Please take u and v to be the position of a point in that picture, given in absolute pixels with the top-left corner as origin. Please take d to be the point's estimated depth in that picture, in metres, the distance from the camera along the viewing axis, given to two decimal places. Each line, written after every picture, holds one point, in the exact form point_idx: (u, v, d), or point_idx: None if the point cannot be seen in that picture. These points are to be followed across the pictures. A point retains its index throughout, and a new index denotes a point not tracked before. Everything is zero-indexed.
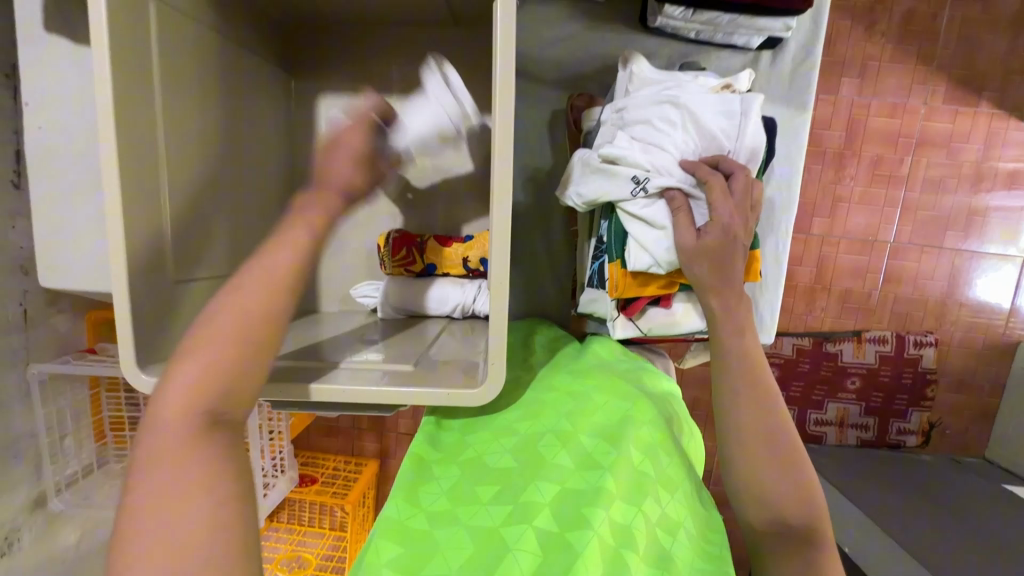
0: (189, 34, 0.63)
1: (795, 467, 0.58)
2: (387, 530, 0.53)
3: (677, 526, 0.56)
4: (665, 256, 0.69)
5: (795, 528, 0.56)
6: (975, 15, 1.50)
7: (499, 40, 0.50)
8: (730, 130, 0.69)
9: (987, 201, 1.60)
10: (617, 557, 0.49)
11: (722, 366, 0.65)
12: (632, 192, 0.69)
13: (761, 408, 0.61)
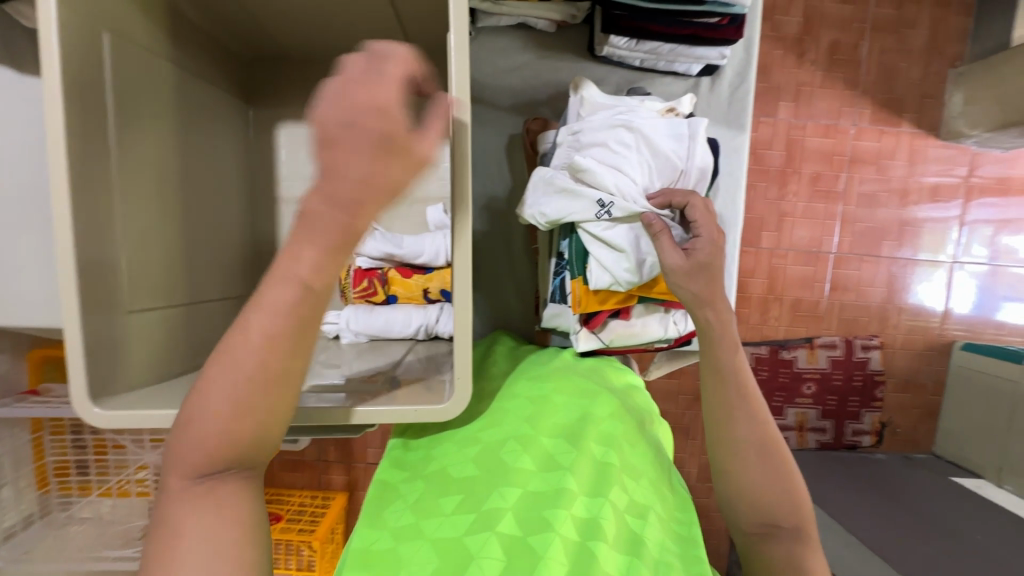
0: (145, 64, 0.63)
1: (786, 471, 0.60)
2: (354, 560, 0.53)
3: (648, 510, 0.57)
4: (624, 276, 0.71)
5: (784, 529, 0.58)
6: (891, 45, 1.66)
7: (454, 73, 0.53)
8: (681, 151, 0.73)
9: (915, 213, 1.73)
10: (582, 549, 0.50)
11: (720, 380, 0.63)
12: (597, 214, 0.71)
13: (752, 413, 0.62)
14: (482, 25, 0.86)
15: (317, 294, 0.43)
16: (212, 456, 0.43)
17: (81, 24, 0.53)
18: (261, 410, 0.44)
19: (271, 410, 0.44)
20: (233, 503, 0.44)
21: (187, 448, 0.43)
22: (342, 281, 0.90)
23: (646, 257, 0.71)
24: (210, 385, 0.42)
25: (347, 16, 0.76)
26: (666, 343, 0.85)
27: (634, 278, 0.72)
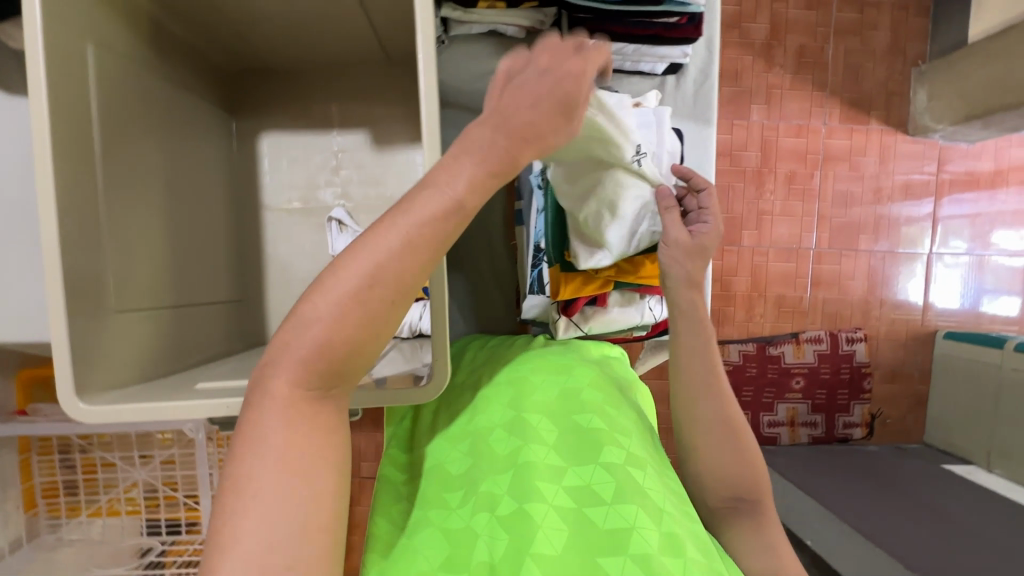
0: (129, 75, 0.66)
1: (744, 451, 0.66)
2: (376, 548, 0.61)
3: (645, 463, 0.59)
4: (616, 244, 0.70)
5: (748, 500, 0.65)
6: (854, 47, 1.72)
7: (422, 75, 0.56)
8: (669, 143, 0.77)
9: (889, 208, 1.78)
10: (578, 515, 0.54)
11: (687, 364, 0.68)
12: (633, 157, 0.67)
13: (718, 398, 0.67)
14: (453, 33, 0.88)
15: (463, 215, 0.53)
16: (309, 361, 0.49)
17: (66, 40, 0.56)
18: (369, 323, 0.50)
19: (380, 318, 0.50)
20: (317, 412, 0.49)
21: (304, 334, 0.48)
22: None
23: (637, 231, 0.71)
24: (344, 274, 0.49)
25: (324, 27, 0.80)
26: (646, 331, 0.87)
27: (623, 248, 0.71)
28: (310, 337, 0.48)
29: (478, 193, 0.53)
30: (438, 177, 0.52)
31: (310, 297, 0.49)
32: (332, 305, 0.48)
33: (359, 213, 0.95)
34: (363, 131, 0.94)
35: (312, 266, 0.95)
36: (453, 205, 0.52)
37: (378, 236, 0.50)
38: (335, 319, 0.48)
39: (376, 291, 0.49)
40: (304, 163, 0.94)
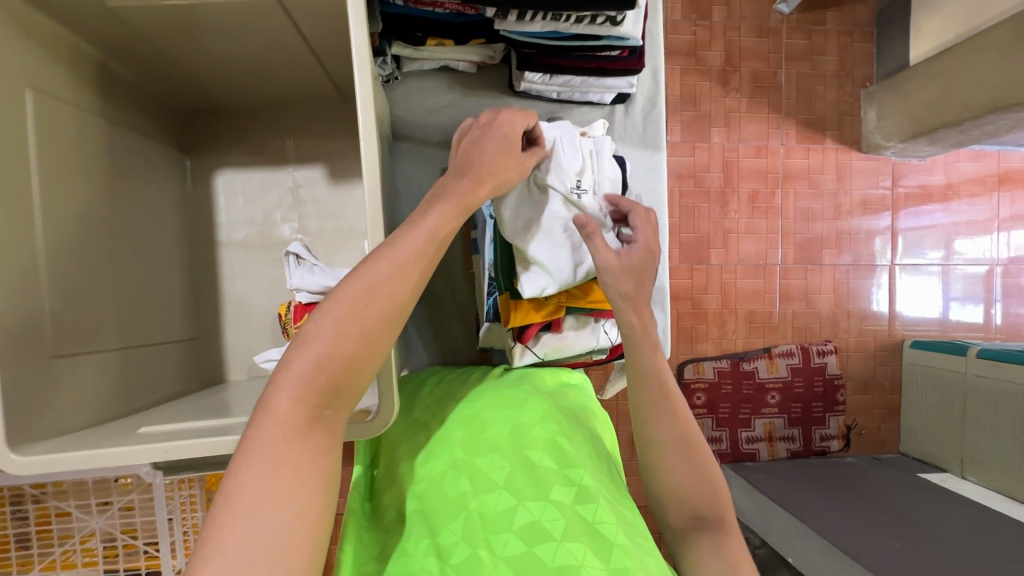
0: (68, 117, 0.65)
1: (705, 469, 0.65)
2: None
3: (598, 495, 0.59)
4: (558, 273, 0.72)
5: (710, 520, 0.64)
6: (806, 71, 1.79)
7: (362, 119, 0.57)
8: (615, 178, 0.79)
9: (850, 222, 1.84)
10: (528, 558, 0.53)
11: (642, 382, 0.68)
12: (572, 192, 0.73)
13: (675, 417, 0.67)
14: (406, 68, 0.91)
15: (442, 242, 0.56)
16: (313, 381, 0.48)
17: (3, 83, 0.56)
18: (367, 338, 0.50)
19: (378, 333, 0.51)
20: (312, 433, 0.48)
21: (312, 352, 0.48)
22: (282, 318, 0.90)
23: (580, 261, 0.73)
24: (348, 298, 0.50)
25: (274, 67, 0.82)
26: (604, 353, 0.89)
27: (567, 276, 0.72)
28: (309, 353, 0.48)
29: (455, 219, 0.57)
30: (430, 207, 0.57)
31: (314, 316, 0.49)
32: (341, 324, 0.49)
33: (317, 246, 0.96)
34: (319, 165, 0.96)
35: (269, 300, 0.95)
36: (432, 231, 0.55)
37: (377, 257, 0.52)
38: (335, 335, 0.49)
39: (373, 307, 0.50)
40: (260, 199, 0.95)
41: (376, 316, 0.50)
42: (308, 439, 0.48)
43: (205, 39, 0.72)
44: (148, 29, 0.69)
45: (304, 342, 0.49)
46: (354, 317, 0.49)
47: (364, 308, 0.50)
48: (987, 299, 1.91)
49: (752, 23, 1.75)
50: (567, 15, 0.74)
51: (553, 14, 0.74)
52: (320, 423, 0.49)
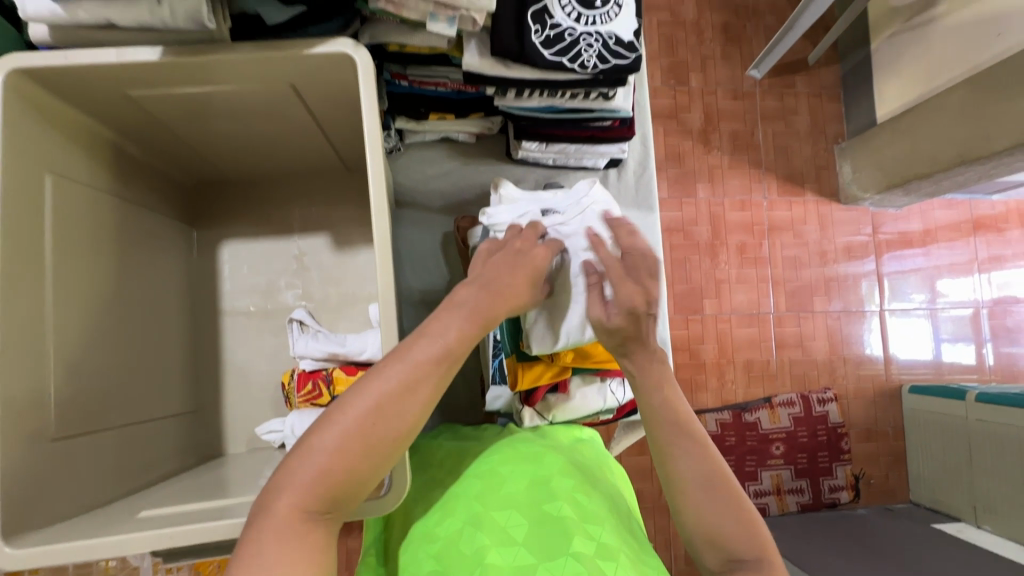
0: (84, 198, 0.67)
1: (734, 501, 0.62)
2: None
3: (618, 551, 0.56)
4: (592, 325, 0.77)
5: (747, 560, 0.59)
6: (781, 130, 1.89)
7: (374, 196, 0.60)
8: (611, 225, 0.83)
9: (836, 270, 1.89)
10: None
11: (652, 414, 0.68)
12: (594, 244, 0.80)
13: (691, 446, 0.65)
14: (409, 139, 0.96)
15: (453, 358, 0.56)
16: (314, 485, 0.49)
17: (23, 170, 0.58)
18: (371, 445, 0.51)
19: (379, 450, 0.51)
20: (307, 536, 0.48)
21: (314, 457, 0.49)
22: (285, 387, 0.89)
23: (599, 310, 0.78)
24: (356, 403, 0.51)
25: (283, 143, 0.85)
26: (611, 414, 0.88)
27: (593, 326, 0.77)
28: (312, 457, 0.49)
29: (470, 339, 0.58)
30: (442, 319, 0.57)
31: (317, 424, 0.51)
32: (346, 430, 0.50)
33: (321, 312, 0.96)
34: (324, 234, 0.98)
35: (270, 367, 0.94)
36: (445, 349, 0.55)
37: (390, 366, 0.53)
38: (341, 440, 0.50)
39: (383, 414, 0.51)
40: (265, 267, 0.96)
41: (383, 422, 0.51)
42: (304, 542, 0.48)
43: (217, 120, 0.76)
44: (165, 114, 0.72)
45: (309, 445, 0.50)
46: (360, 422, 0.50)
47: (370, 413, 0.51)
48: (977, 340, 1.94)
49: (727, 87, 1.86)
50: (562, 92, 0.79)
51: (549, 92, 0.79)
52: (316, 525, 0.49)
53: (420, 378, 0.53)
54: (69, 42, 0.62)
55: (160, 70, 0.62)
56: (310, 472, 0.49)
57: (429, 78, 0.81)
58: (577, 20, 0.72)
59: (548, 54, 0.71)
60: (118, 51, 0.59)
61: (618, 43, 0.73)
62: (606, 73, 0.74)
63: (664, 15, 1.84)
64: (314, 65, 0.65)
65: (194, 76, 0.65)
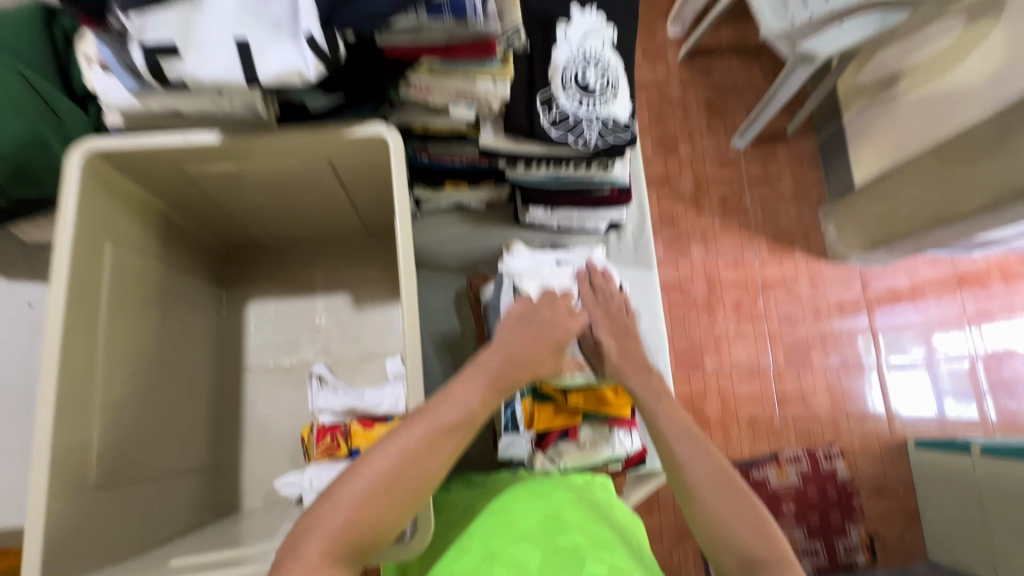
0: (134, 263, 0.75)
1: (742, 499, 0.66)
2: None
3: None
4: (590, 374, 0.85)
5: (759, 558, 0.61)
6: (767, 194, 2.00)
7: (403, 257, 0.68)
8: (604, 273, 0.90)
9: (831, 325, 1.94)
10: None
11: (657, 429, 0.74)
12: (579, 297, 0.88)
13: (698, 452, 0.71)
14: (426, 207, 1.05)
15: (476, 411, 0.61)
16: (344, 525, 0.52)
17: (87, 240, 0.66)
18: (400, 487, 0.54)
19: (406, 495, 0.54)
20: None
21: (346, 497, 0.53)
22: (303, 441, 0.91)
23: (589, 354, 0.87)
24: (388, 448, 0.56)
25: (314, 212, 0.94)
26: (621, 464, 0.91)
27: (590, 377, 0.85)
28: (344, 498, 0.53)
29: (490, 396, 0.64)
30: (461, 382, 0.63)
31: (351, 466, 0.55)
32: (378, 471, 0.54)
33: (339, 368, 1.01)
34: (344, 293, 1.04)
35: (289, 422, 0.97)
36: (465, 412, 0.60)
37: (416, 421, 0.57)
38: (372, 482, 0.54)
39: (412, 460, 0.56)
40: (288, 326, 1.02)
41: (411, 468, 0.55)
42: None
43: (257, 193, 0.85)
44: (212, 188, 0.81)
45: (342, 487, 0.54)
46: (390, 465, 0.55)
47: (400, 457, 0.55)
48: (976, 394, 1.96)
49: (714, 156, 2.00)
50: (568, 164, 0.89)
51: (554, 164, 0.88)
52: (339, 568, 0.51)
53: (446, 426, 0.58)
54: (138, 127, 0.71)
55: (214, 151, 0.71)
56: (342, 511, 0.52)
57: (447, 153, 0.91)
58: (581, 105, 0.81)
59: (554, 133, 0.80)
60: (184, 135, 0.68)
61: (616, 124, 0.82)
62: (606, 149, 0.83)
63: (653, 93, 2.01)
64: (349, 146, 0.74)
65: (242, 157, 0.74)
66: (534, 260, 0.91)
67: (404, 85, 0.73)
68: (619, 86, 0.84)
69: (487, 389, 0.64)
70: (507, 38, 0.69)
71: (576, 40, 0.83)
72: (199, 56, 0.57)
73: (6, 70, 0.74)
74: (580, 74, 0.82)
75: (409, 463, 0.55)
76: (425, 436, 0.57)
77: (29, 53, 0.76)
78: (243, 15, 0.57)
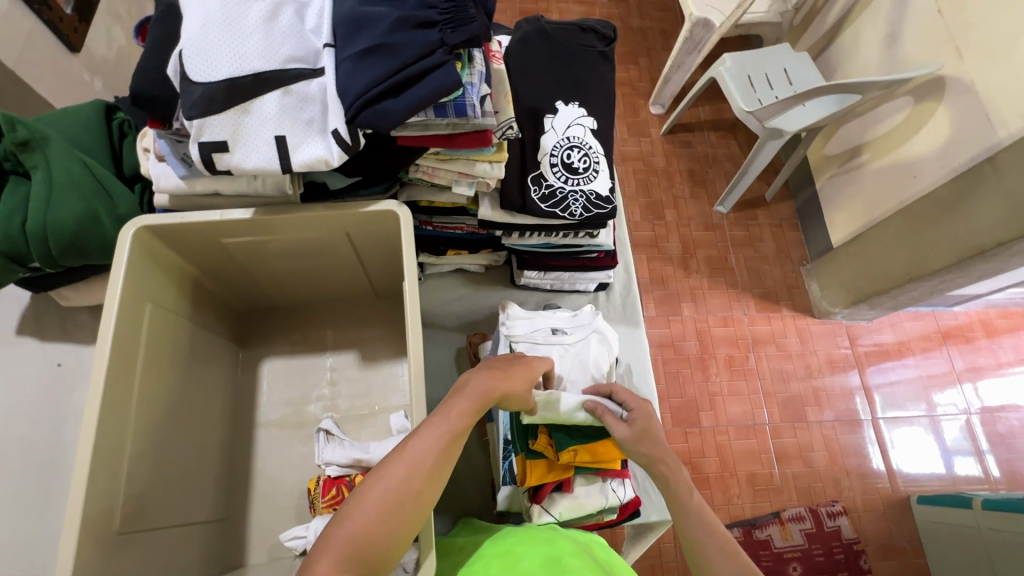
0: (167, 323, 0.85)
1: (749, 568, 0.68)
2: None
3: None
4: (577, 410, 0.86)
5: None
6: (751, 254, 2.11)
7: (411, 314, 0.76)
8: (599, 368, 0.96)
9: (823, 383, 1.96)
10: None
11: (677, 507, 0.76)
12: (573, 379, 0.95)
13: (707, 526, 0.73)
14: (429, 270, 1.15)
15: None
16: (360, 527, 0.57)
17: (134, 303, 0.76)
18: (409, 495, 0.60)
19: (413, 503, 0.60)
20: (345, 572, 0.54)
21: (362, 502, 0.58)
22: (312, 493, 0.95)
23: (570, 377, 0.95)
24: (399, 459, 0.61)
25: (329, 277, 1.03)
26: (615, 513, 0.95)
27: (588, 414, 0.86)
28: (361, 504, 0.58)
29: None
30: (451, 404, 0.67)
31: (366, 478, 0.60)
32: (389, 480, 0.60)
33: (346, 422, 1.06)
34: (352, 351, 1.11)
35: (295, 475, 1.01)
36: (451, 430, 0.65)
37: (419, 438, 0.63)
38: (384, 490, 0.59)
39: (419, 472, 0.61)
40: (298, 382, 1.08)
41: (417, 478, 0.60)
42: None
43: (278, 261, 0.95)
44: (241, 257, 0.91)
45: (358, 494, 0.59)
46: (399, 472, 0.60)
47: (410, 469, 0.61)
48: (976, 452, 1.90)
49: (699, 220, 2.14)
50: (558, 233, 0.99)
51: (545, 233, 0.99)
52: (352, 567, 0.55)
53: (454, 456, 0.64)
54: (181, 205, 0.82)
55: (248, 226, 0.82)
56: (358, 514, 0.57)
57: (450, 223, 1.01)
58: (566, 182, 0.94)
59: (544, 207, 0.92)
60: (221, 213, 0.79)
61: (598, 198, 0.94)
62: (590, 218, 0.94)
63: (639, 165, 2.18)
64: (364, 219, 0.85)
65: (271, 230, 0.84)
66: (529, 325, 1.00)
67: (413, 167, 0.84)
68: (600, 166, 0.97)
69: None
70: (501, 131, 0.82)
71: (562, 128, 0.96)
72: (244, 150, 0.68)
73: (72, 160, 0.85)
74: (565, 156, 0.95)
75: (417, 473, 0.61)
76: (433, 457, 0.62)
77: (91, 145, 0.92)
78: (283, 118, 0.69)
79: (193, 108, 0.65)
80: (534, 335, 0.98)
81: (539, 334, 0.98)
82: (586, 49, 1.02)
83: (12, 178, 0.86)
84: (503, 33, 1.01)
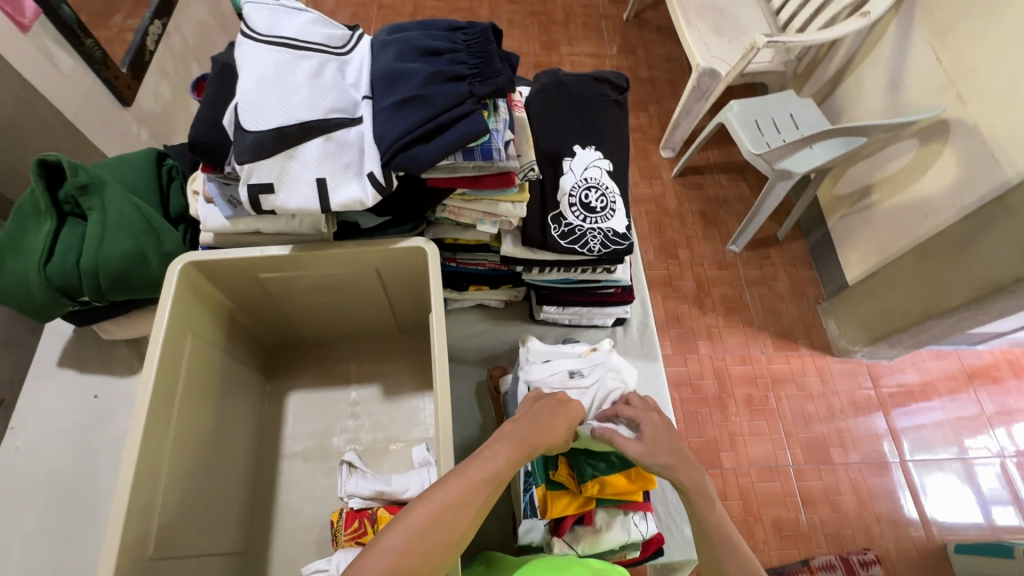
0: (205, 355, 0.89)
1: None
2: None
3: None
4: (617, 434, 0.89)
5: None
6: (766, 292, 2.12)
7: (438, 343, 0.80)
8: (618, 383, 0.99)
9: (847, 423, 1.92)
10: None
11: (706, 538, 0.74)
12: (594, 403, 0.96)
13: (730, 544, 0.73)
14: (451, 305, 1.19)
15: (501, 478, 0.68)
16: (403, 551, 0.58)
17: (177, 335, 0.80)
18: (447, 530, 0.61)
19: (447, 544, 0.60)
20: None
21: (402, 529, 0.59)
22: (334, 526, 0.94)
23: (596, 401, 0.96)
24: (438, 493, 0.63)
25: (356, 312, 1.08)
26: (638, 550, 0.93)
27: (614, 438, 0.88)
28: (401, 531, 0.59)
29: (514, 464, 0.70)
30: (498, 444, 0.71)
31: (411, 505, 0.62)
32: (432, 513, 0.61)
33: (368, 455, 1.07)
34: (375, 385, 1.13)
35: (318, 508, 1.02)
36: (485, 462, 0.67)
37: (471, 469, 0.66)
38: (426, 521, 0.60)
39: (461, 513, 0.62)
40: (322, 415, 1.10)
41: (454, 516, 0.62)
42: None
43: (309, 295, 0.99)
44: (276, 292, 0.96)
45: (399, 520, 0.60)
46: (440, 505, 0.62)
47: (446, 499, 0.63)
48: (1013, 499, 1.83)
49: (712, 259, 2.17)
50: (577, 268, 1.03)
51: (564, 268, 1.03)
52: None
53: (482, 486, 0.65)
54: (224, 243, 0.88)
55: (284, 261, 0.87)
56: (400, 539, 0.58)
57: (473, 260, 1.05)
58: (584, 220, 0.98)
59: (564, 243, 0.96)
60: (261, 249, 0.84)
61: (616, 235, 0.98)
62: (608, 254, 0.98)
63: (651, 206, 2.24)
64: (393, 255, 0.90)
65: (305, 266, 0.89)
66: (546, 370, 1.00)
67: (440, 207, 0.90)
68: (617, 206, 1.01)
69: (514, 462, 0.70)
70: (524, 173, 0.87)
71: (579, 170, 1.01)
72: (288, 192, 0.74)
73: (126, 202, 0.92)
74: (583, 196, 1.00)
75: (456, 504, 0.63)
76: (467, 487, 0.65)
77: (143, 189, 0.99)
78: (324, 163, 0.74)
79: (244, 155, 0.72)
80: (553, 381, 0.98)
81: (558, 381, 0.98)
82: (601, 98, 1.09)
83: (70, 219, 0.93)
84: (523, 84, 1.09)
